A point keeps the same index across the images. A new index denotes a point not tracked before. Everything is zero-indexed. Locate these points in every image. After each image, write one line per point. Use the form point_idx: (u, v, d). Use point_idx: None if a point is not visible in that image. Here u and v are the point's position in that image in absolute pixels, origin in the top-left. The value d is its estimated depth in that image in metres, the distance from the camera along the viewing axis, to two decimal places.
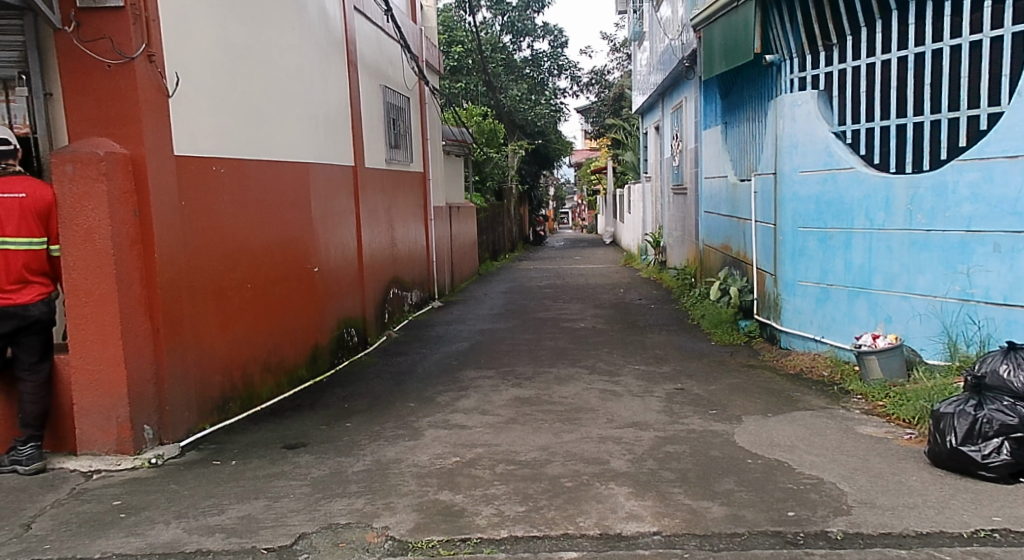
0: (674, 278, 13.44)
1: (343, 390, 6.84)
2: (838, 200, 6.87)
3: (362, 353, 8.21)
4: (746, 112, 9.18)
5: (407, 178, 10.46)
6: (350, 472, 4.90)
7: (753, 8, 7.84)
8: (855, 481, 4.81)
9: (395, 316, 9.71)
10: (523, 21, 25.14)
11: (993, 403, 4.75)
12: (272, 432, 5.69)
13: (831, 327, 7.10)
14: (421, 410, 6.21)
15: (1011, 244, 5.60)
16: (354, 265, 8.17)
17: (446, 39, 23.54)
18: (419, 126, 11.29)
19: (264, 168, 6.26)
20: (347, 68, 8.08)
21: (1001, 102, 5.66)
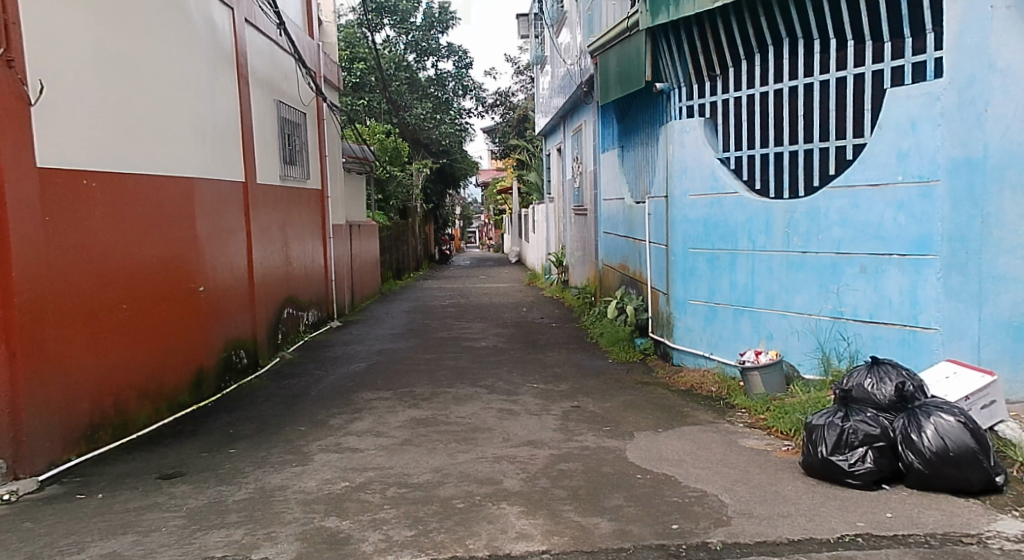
0: (574, 297, 13.74)
1: (228, 414, 6.73)
2: (723, 223, 7.21)
3: (251, 375, 8.08)
4: (640, 137, 9.52)
5: (303, 195, 10.38)
6: (231, 501, 4.85)
7: (643, 38, 8.07)
8: (735, 493, 5.06)
9: (289, 337, 9.60)
10: (427, 40, 24.93)
11: (858, 414, 5.05)
12: (146, 462, 5.56)
13: (718, 345, 7.41)
14: (311, 434, 6.19)
15: (874, 266, 5.94)
16: (244, 284, 8.04)
17: (348, 56, 23.38)
18: (317, 143, 11.21)
19: (142, 183, 6.16)
20: (238, 80, 8.00)
21: (864, 134, 6.05)
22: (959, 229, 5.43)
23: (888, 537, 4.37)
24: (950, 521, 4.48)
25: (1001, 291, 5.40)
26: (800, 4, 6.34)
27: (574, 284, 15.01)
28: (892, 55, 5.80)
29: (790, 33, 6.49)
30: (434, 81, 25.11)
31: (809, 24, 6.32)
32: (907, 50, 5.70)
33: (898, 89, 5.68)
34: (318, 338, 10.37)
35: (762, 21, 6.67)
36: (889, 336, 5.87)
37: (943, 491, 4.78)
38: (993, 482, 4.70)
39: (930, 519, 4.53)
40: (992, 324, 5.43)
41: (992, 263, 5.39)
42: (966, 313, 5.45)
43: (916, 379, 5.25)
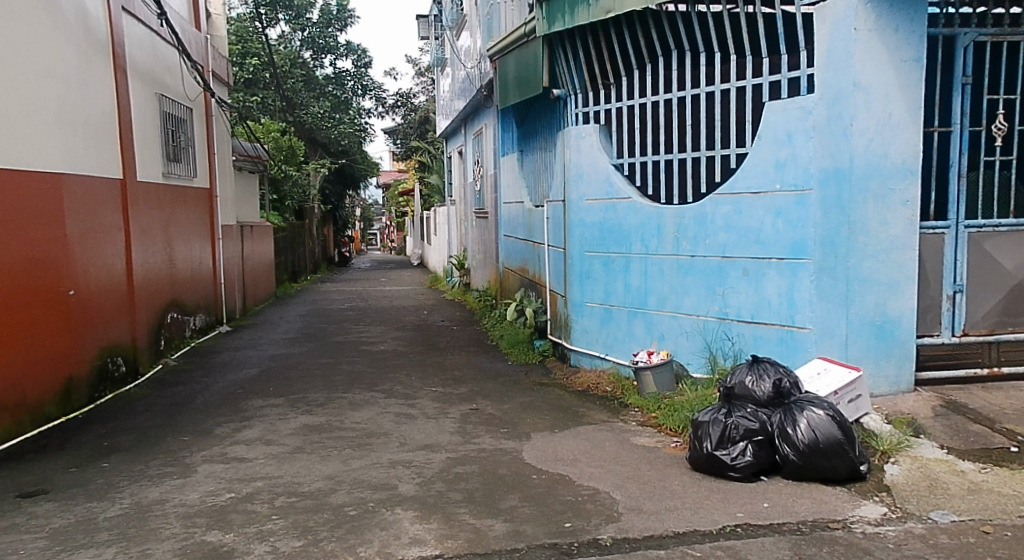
0: (476, 300, 13.81)
1: (102, 426, 6.48)
2: (618, 228, 7.17)
3: (130, 384, 7.79)
4: (540, 141, 9.54)
5: (189, 194, 10.09)
6: (101, 519, 4.69)
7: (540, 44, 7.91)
8: (626, 489, 5.22)
9: (173, 344, 9.29)
10: (324, 38, 24.55)
11: (739, 410, 5.29)
12: (7, 480, 5.31)
13: (614, 345, 7.42)
14: (194, 444, 6.03)
15: (756, 269, 6.00)
16: (121, 288, 7.75)
17: (240, 50, 22.76)
18: (204, 139, 10.90)
19: (3, 180, 5.90)
20: (115, 73, 7.70)
21: (746, 144, 6.16)
22: (829, 235, 5.51)
23: (765, 526, 4.60)
24: (819, 508, 4.74)
25: (865, 292, 5.47)
26: (686, 18, 6.44)
27: (475, 287, 15.08)
28: (770, 70, 5.94)
29: (678, 45, 6.55)
30: (332, 80, 24.74)
31: (695, 37, 6.39)
32: (783, 66, 5.83)
33: (775, 103, 5.74)
34: (205, 344, 10.06)
35: (652, 32, 6.71)
36: (769, 335, 5.98)
37: (814, 480, 5.05)
38: (857, 471, 4.98)
39: (802, 507, 4.78)
40: (858, 323, 5.50)
41: (857, 268, 5.45)
42: (834, 314, 5.54)
43: (792, 376, 5.48)
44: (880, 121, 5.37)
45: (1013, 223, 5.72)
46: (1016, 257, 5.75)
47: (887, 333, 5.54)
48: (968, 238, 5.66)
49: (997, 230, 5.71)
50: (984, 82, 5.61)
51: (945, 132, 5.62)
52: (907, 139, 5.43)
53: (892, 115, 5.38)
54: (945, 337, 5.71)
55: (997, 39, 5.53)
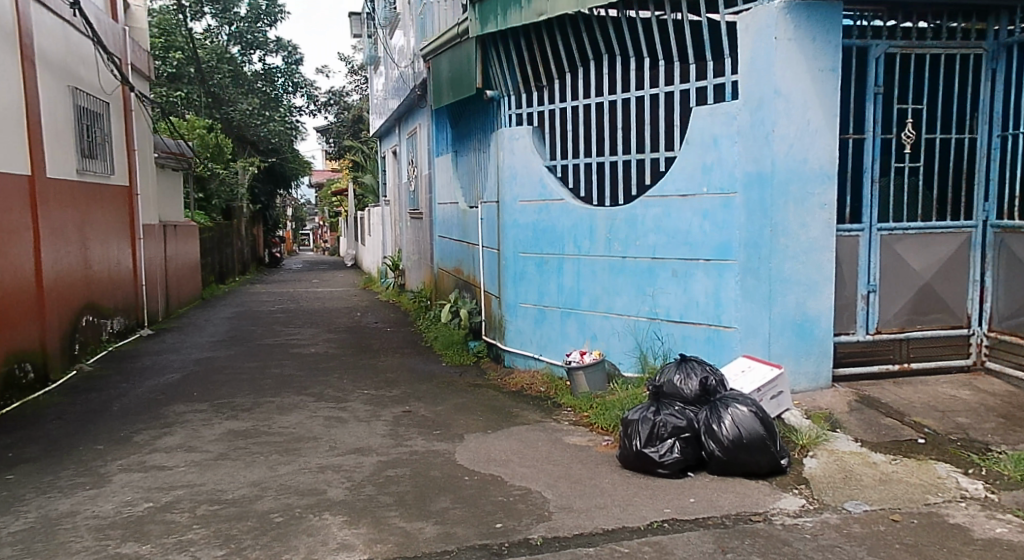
0: (411, 301, 13.70)
1: (9, 436, 6.22)
2: (551, 229, 7.08)
3: (39, 391, 7.49)
4: (472, 143, 9.17)
5: (105, 192, 9.77)
6: (7, 534, 4.50)
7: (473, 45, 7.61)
8: (557, 488, 5.24)
9: (88, 348, 8.97)
10: (253, 33, 23.98)
11: (668, 408, 5.36)
12: None
13: (548, 346, 7.33)
14: (110, 453, 5.83)
15: (684, 270, 6.03)
16: (29, 290, 7.45)
17: (161, 45, 21.59)
18: (122, 135, 10.56)
19: None
20: (21, 63, 7.41)
21: (674, 148, 6.16)
22: (752, 238, 5.58)
23: (691, 521, 4.68)
24: (742, 502, 4.84)
25: (786, 292, 5.54)
26: (615, 21, 6.39)
27: (410, 288, 14.96)
28: (697, 76, 5.98)
29: (609, 49, 6.51)
30: (261, 76, 24.09)
31: (625, 41, 6.37)
32: (709, 72, 5.88)
33: (701, 108, 5.81)
34: (123, 348, 9.74)
35: (583, 36, 6.64)
36: (696, 334, 6.02)
37: (739, 475, 5.15)
38: (778, 465, 5.11)
39: (726, 501, 4.88)
40: (781, 321, 5.58)
41: (779, 269, 5.52)
42: (758, 313, 5.61)
43: (717, 374, 5.58)
44: (799, 128, 5.45)
45: (922, 226, 5.80)
46: (922, 259, 5.84)
47: (807, 332, 5.64)
48: (880, 240, 5.77)
49: (907, 232, 5.81)
50: (894, 91, 5.73)
51: (858, 140, 5.71)
52: (824, 145, 5.53)
53: (809, 123, 5.46)
54: (858, 334, 5.85)
55: (906, 51, 5.68)
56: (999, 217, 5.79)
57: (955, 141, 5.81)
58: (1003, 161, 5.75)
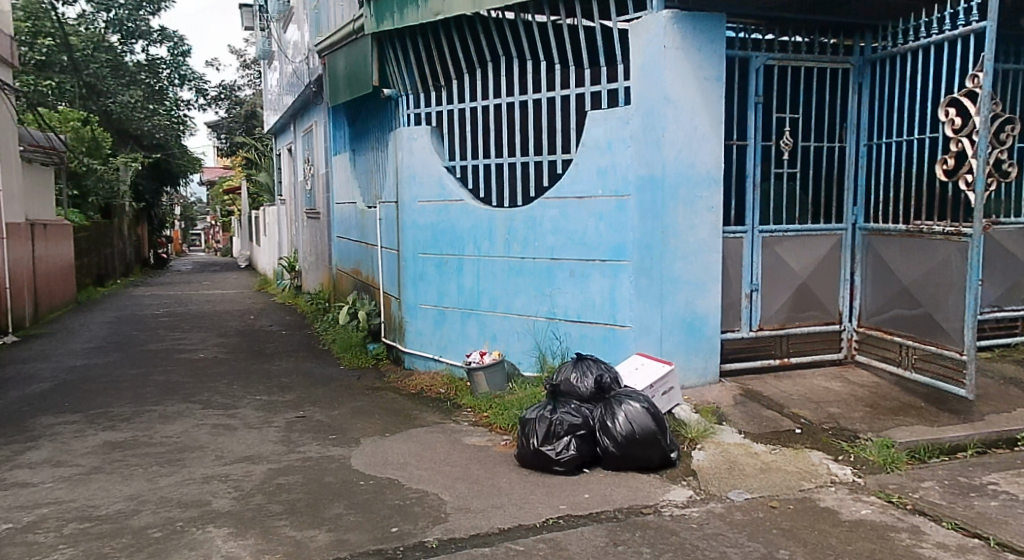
0: (307, 303, 13.38)
1: None
2: (450, 230, 6.97)
3: None
4: (370, 142, 8.77)
5: None
6: None
7: (369, 42, 7.44)
8: (454, 490, 5.21)
9: None
10: (135, 20, 22.27)
11: (564, 406, 5.42)
12: None
13: (447, 347, 7.18)
14: None
15: (581, 271, 6.09)
16: None
17: (30, 28, 20.02)
18: None
19: None
20: None
21: (570, 151, 6.21)
22: (645, 239, 5.69)
23: (585, 516, 4.74)
24: (633, 496, 4.95)
25: (677, 291, 5.70)
26: (512, 23, 6.37)
27: (307, 290, 14.62)
28: (591, 81, 6.05)
29: (505, 51, 6.49)
30: (145, 67, 22.64)
31: (521, 44, 6.36)
32: (603, 78, 5.96)
33: (595, 112, 5.89)
34: None
35: (480, 37, 6.57)
36: (593, 333, 6.09)
37: (632, 470, 5.26)
38: (669, 458, 5.24)
39: (619, 495, 4.97)
40: (671, 320, 5.73)
41: (670, 269, 5.66)
42: (650, 312, 5.74)
43: (612, 371, 5.70)
44: (688, 134, 5.61)
45: (799, 228, 6.04)
46: (801, 259, 6.09)
47: (696, 329, 5.80)
48: (762, 242, 5.97)
49: (786, 235, 6.03)
50: (773, 101, 5.92)
51: (742, 146, 5.89)
52: (709, 151, 5.69)
53: (698, 128, 5.62)
54: (743, 331, 6.03)
55: (783, 63, 5.87)
56: (866, 220, 6.13)
57: (826, 149, 6.08)
58: (870, 166, 6.08)
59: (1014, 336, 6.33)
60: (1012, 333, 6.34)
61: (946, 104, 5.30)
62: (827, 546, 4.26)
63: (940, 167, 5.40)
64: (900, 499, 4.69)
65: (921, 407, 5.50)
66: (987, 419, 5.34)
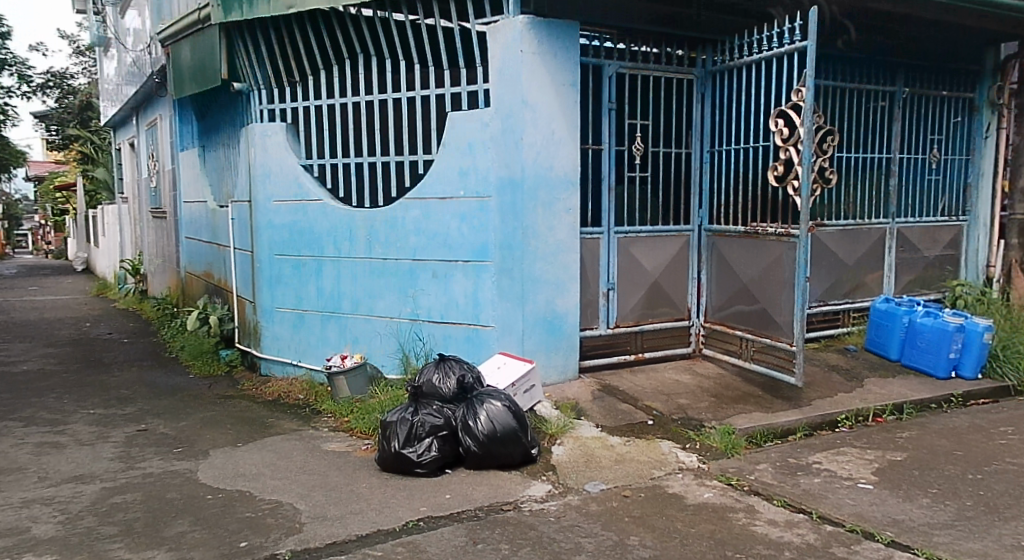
0: (151, 308, 12.56)
1: None
2: (307, 230, 6.83)
3: None
4: (219, 138, 8.33)
5: None
6: None
7: (216, 32, 7.07)
8: (311, 498, 5.09)
9: None
10: None
11: (426, 408, 5.43)
12: None
13: (306, 351, 7.01)
14: None
15: (444, 271, 6.14)
16: None
17: None
18: None
19: None
20: None
21: (431, 151, 6.24)
22: (506, 239, 5.83)
23: (445, 517, 4.79)
24: (495, 493, 5.06)
25: (537, 291, 5.88)
26: (369, 20, 6.28)
27: (152, 294, 13.72)
28: (451, 82, 6.11)
29: (364, 49, 6.42)
30: None
31: (379, 42, 6.31)
32: (462, 79, 6.03)
33: (457, 113, 5.96)
34: None
35: (336, 34, 6.46)
36: (456, 334, 6.16)
37: (493, 468, 5.36)
38: (530, 455, 5.39)
39: (480, 494, 5.06)
40: (533, 318, 5.89)
41: (530, 269, 5.82)
42: (512, 312, 5.89)
43: (474, 371, 5.77)
44: (545, 137, 5.80)
45: (651, 230, 6.41)
46: (654, 259, 6.46)
47: (556, 328, 6.00)
48: (617, 242, 6.27)
49: (639, 235, 6.37)
50: (624, 108, 6.23)
51: (597, 150, 6.17)
52: (567, 154, 5.91)
53: (555, 132, 5.83)
54: (600, 328, 6.33)
55: (633, 72, 6.20)
56: (711, 222, 6.59)
57: (674, 154, 6.48)
58: (714, 171, 6.53)
59: (838, 327, 7.03)
60: (837, 324, 7.03)
61: (776, 116, 5.79)
62: (672, 530, 4.55)
63: (772, 173, 5.86)
64: (738, 481, 5.07)
65: (758, 396, 5.98)
66: (814, 405, 5.89)
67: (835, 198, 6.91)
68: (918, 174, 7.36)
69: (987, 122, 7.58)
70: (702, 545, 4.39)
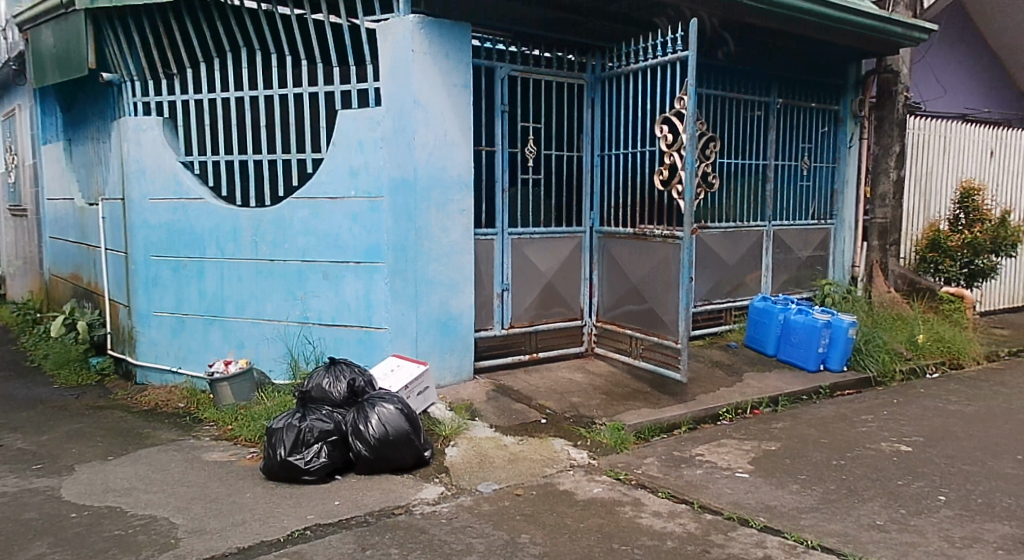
0: (9, 314, 11.60)
1: None
2: (187, 230, 6.50)
3: None
4: (87, 131, 7.79)
5: None
6: None
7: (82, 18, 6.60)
8: (188, 511, 4.84)
9: None
10: None
11: (314, 413, 5.29)
12: None
13: (186, 357, 6.67)
14: None
15: (335, 272, 6.02)
16: None
17: None
18: None
19: None
20: None
21: (321, 149, 6.08)
22: (399, 240, 5.78)
23: (334, 524, 4.68)
24: (386, 497, 4.98)
25: (430, 292, 5.86)
26: (253, 13, 6.05)
27: (11, 299, 12.67)
28: (340, 79, 5.97)
29: (248, 43, 6.19)
30: None
31: (264, 37, 6.10)
32: (352, 77, 5.92)
33: (346, 112, 5.86)
34: None
35: (217, 25, 6.20)
36: (348, 336, 6.05)
37: (384, 471, 5.27)
38: (422, 457, 5.33)
39: (370, 499, 4.97)
40: (426, 320, 5.88)
41: (423, 270, 5.82)
42: (405, 314, 5.84)
43: (366, 374, 5.66)
44: (437, 138, 5.79)
45: (544, 231, 6.53)
46: (547, 260, 6.59)
47: (450, 328, 6.01)
48: (511, 243, 6.36)
49: (533, 237, 6.48)
50: (516, 110, 6.32)
51: (490, 151, 6.22)
52: (460, 155, 5.92)
53: (447, 132, 5.83)
54: (495, 329, 6.38)
55: (525, 75, 6.31)
56: (602, 224, 6.77)
57: (565, 158, 6.63)
58: (604, 174, 6.72)
59: (721, 325, 7.44)
60: (720, 322, 7.45)
61: (661, 122, 6.04)
62: (562, 526, 4.63)
63: (658, 177, 6.13)
64: (626, 475, 5.23)
65: (646, 392, 6.20)
66: (697, 399, 6.16)
67: (717, 201, 7.28)
68: (791, 180, 7.84)
69: (851, 132, 8.18)
70: (590, 539, 4.50)
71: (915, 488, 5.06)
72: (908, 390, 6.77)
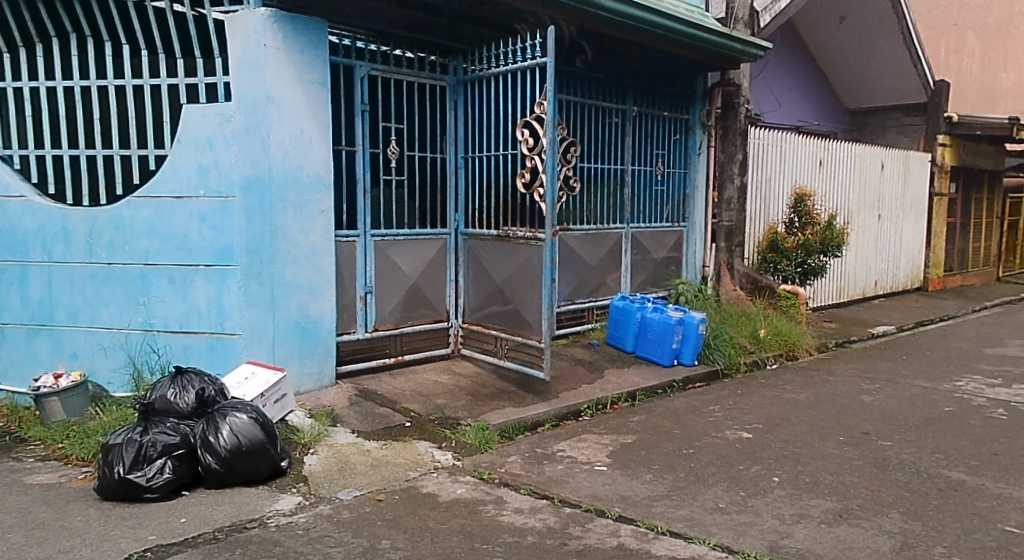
0: None
1: None
2: (7, 231, 5.84)
3: None
4: None
5: None
6: None
7: None
8: (5, 541, 4.33)
9: None
10: None
11: (157, 426, 4.88)
12: None
13: (7, 372, 5.98)
14: None
15: (182, 277, 5.61)
16: None
17: None
18: None
19: None
20: None
21: (164, 146, 5.64)
22: (253, 241, 5.49)
23: (178, 544, 4.33)
24: (238, 512, 4.68)
25: (288, 295, 5.60)
26: None
27: None
28: (185, 72, 5.57)
29: (76, 28, 5.65)
30: None
31: (96, 23, 5.59)
32: (199, 70, 5.54)
33: (192, 106, 5.48)
34: None
35: (39, 8, 5.61)
36: (198, 344, 5.66)
37: (236, 484, 4.95)
38: (278, 467, 5.07)
39: (220, 514, 4.65)
40: (283, 324, 5.62)
41: (280, 272, 5.55)
42: (261, 319, 5.56)
43: (216, 383, 5.31)
44: (293, 135, 5.53)
45: (407, 233, 6.42)
46: (410, 262, 6.48)
47: (309, 333, 5.77)
48: (374, 245, 6.20)
49: (396, 238, 6.35)
50: (376, 110, 6.17)
51: (350, 151, 6.04)
52: (318, 153, 5.69)
53: (304, 130, 5.59)
54: (358, 333, 6.22)
55: (385, 75, 6.18)
56: (466, 226, 6.75)
57: (428, 159, 6.54)
58: (467, 176, 6.70)
59: (583, 325, 7.65)
60: (582, 321, 7.66)
61: (522, 126, 6.09)
62: (423, 529, 4.56)
63: (520, 180, 6.16)
64: (490, 474, 5.24)
65: (510, 391, 6.26)
66: (559, 396, 6.30)
67: (579, 205, 7.47)
68: (646, 184, 8.16)
69: (700, 140, 8.65)
70: (451, 540, 4.44)
71: (752, 472, 5.42)
72: (749, 381, 7.26)
